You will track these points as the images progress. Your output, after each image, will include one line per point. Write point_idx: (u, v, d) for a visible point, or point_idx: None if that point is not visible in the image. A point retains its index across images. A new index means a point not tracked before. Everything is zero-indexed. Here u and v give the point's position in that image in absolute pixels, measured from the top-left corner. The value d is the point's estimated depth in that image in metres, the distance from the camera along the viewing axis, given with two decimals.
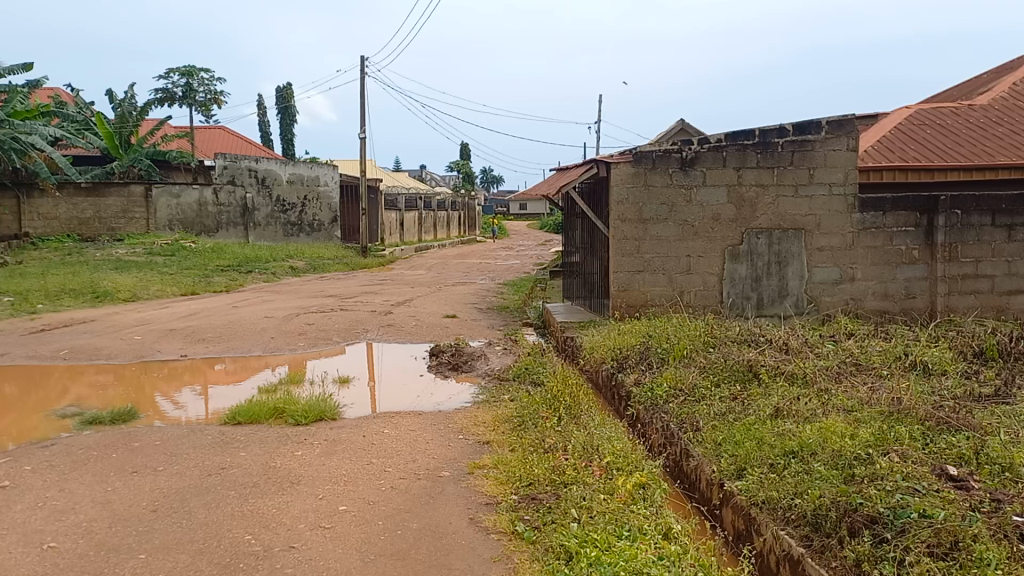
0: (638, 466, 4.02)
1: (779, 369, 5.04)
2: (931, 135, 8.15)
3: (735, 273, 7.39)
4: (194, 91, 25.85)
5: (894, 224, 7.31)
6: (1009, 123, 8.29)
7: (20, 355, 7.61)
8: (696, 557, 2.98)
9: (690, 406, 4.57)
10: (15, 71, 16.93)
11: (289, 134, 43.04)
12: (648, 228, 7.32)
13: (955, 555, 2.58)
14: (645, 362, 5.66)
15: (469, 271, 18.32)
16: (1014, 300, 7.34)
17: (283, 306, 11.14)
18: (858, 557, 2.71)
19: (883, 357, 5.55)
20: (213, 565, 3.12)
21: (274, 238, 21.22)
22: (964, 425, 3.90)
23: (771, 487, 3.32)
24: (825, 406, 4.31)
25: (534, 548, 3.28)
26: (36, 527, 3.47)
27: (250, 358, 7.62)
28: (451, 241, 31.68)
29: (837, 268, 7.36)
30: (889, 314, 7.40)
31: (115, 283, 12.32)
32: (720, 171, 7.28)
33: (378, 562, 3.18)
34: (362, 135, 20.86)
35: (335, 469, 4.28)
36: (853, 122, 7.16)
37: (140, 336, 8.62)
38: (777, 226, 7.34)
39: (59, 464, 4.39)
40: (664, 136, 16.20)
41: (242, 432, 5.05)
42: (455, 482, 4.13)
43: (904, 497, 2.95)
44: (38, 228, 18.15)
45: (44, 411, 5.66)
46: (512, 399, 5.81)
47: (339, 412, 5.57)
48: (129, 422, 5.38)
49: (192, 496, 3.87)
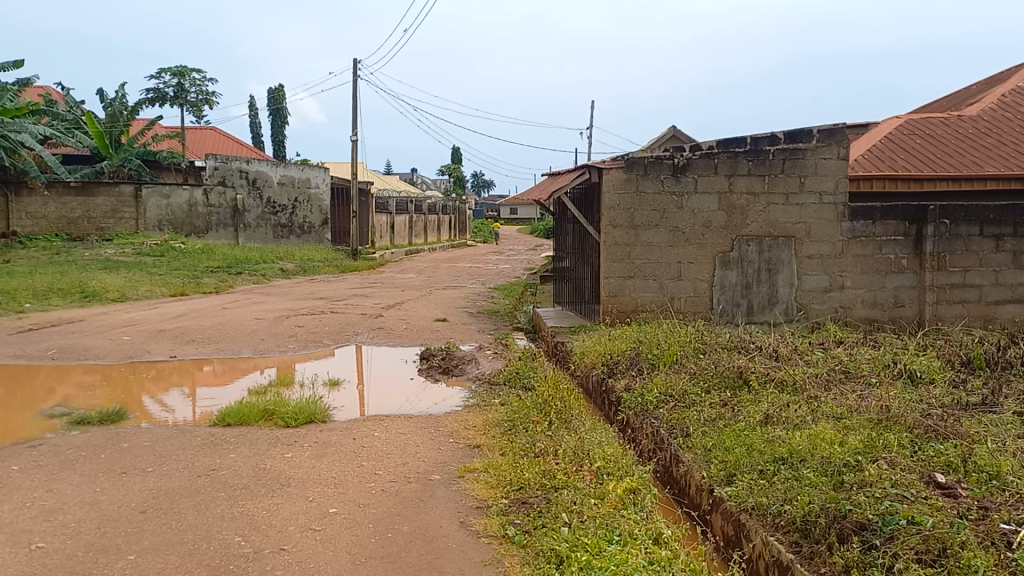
0: (629, 471, 4.04)
1: (768, 376, 5.08)
2: (920, 145, 8.27)
3: (726, 280, 7.44)
4: (185, 91, 25.72)
5: (883, 232, 7.38)
6: (997, 134, 8.39)
7: (6, 354, 7.54)
8: (686, 562, 3.00)
9: (681, 412, 4.58)
10: (7, 69, 16.84)
11: (280, 134, 42.85)
12: (639, 234, 7.34)
13: (943, 562, 2.61)
14: (635, 368, 5.66)
15: (461, 272, 18.82)
16: (1002, 309, 7.39)
17: (275, 308, 11.17)
18: (847, 564, 2.73)
19: (872, 365, 5.60)
20: (203, 566, 3.11)
21: (263, 239, 21.09)
22: (953, 433, 3.94)
23: (761, 493, 3.34)
24: (814, 414, 4.34)
25: (524, 552, 3.28)
26: (24, 527, 3.44)
27: (239, 360, 7.60)
28: (442, 245, 31.86)
29: (826, 276, 7.41)
30: (878, 322, 7.48)
31: (104, 283, 12.24)
32: (712, 178, 7.33)
33: (369, 564, 3.17)
34: (355, 137, 20.86)
35: (326, 470, 4.28)
36: (845, 131, 7.21)
37: (128, 336, 8.57)
38: (767, 234, 7.38)
39: (48, 464, 4.35)
40: (655, 142, 16.31)
41: (231, 433, 5.05)
42: (445, 486, 4.12)
43: (893, 505, 2.99)
44: (26, 227, 17.94)
45: (29, 411, 5.62)
46: (503, 403, 5.82)
47: (329, 415, 5.54)
48: (117, 422, 5.35)
49: (182, 497, 3.85)
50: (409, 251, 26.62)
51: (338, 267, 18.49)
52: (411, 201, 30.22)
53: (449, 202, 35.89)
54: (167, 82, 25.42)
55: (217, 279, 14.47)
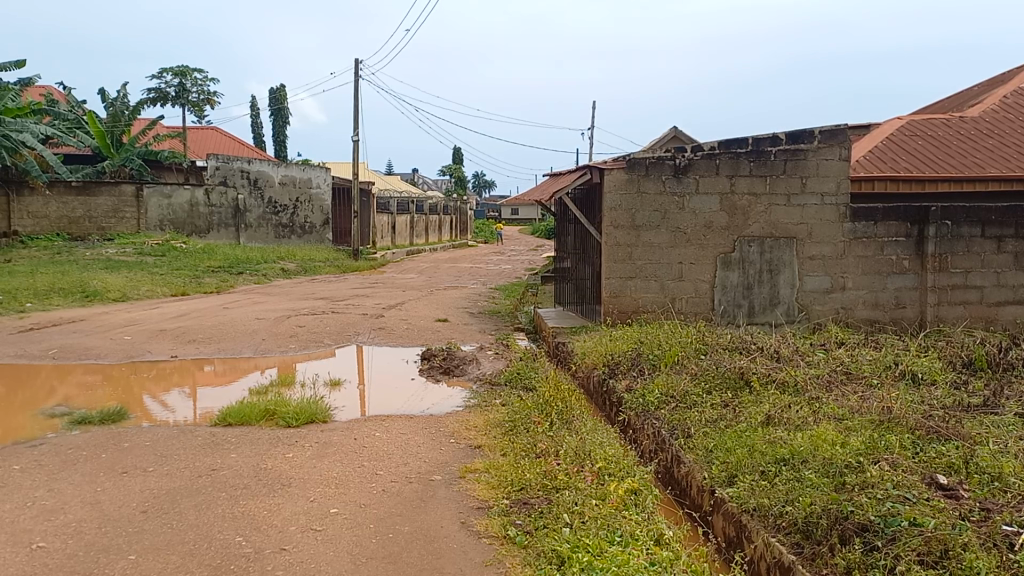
0: (630, 472, 4.03)
1: (770, 377, 5.08)
2: (922, 146, 8.26)
3: (727, 281, 7.43)
4: (187, 91, 25.75)
5: (885, 233, 7.37)
6: (999, 135, 8.38)
7: (7, 354, 7.54)
8: (687, 563, 3.00)
9: (682, 412, 4.57)
10: (9, 69, 16.84)
11: (282, 134, 42.89)
12: (641, 234, 7.34)
13: (945, 564, 2.61)
14: (636, 369, 5.65)
15: (461, 273, 18.79)
16: (1003, 311, 7.39)
17: (276, 307, 11.16)
18: (849, 565, 2.72)
19: (873, 366, 5.59)
20: (203, 566, 3.11)
21: (265, 239, 21.11)
22: (954, 434, 3.93)
23: (762, 493, 3.33)
24: (816, 415, 4.33)
25: (526, 552, 3.27)
26: (24, 527, 3.44)
27: (240, 360, 7.59)
28: (443, 245, 31.90)
29: (827, 277, 7.41)
30: (880, 323, 7.46)
31: (105, 283, 12.23)
32: (713, 179, 7.33)
33: (370, 565, 3.17)
34: (356, 137, 20.86)
35: (326, 471, 4.27)
36: (847, 131, 7.19)
37: (129, 336, 8.56)
38: (768, 235, 7.37)
39: (48, 464, 4.35)
40: (656, 142, 16.32)
41: (232, 433, 5.04)
42: (446, 487, 4.11)
43: (895, 506, 2.98)
44: (26, 227, 17.92)
45: (29, 411, 5.61)
46: (504, 403, 5.82)
47: (330, 415, 5.54)
48: (117, 422, 5.35)
49: (182, 497, 3.84)
50: (410, 251, 26.63)
51: (340, 268, 18.48)
52: (412, 202, 30.28)
53: (449, 202, 35.87)
54: (167, 82, 25.42)
55: (218, 279, 14.45)
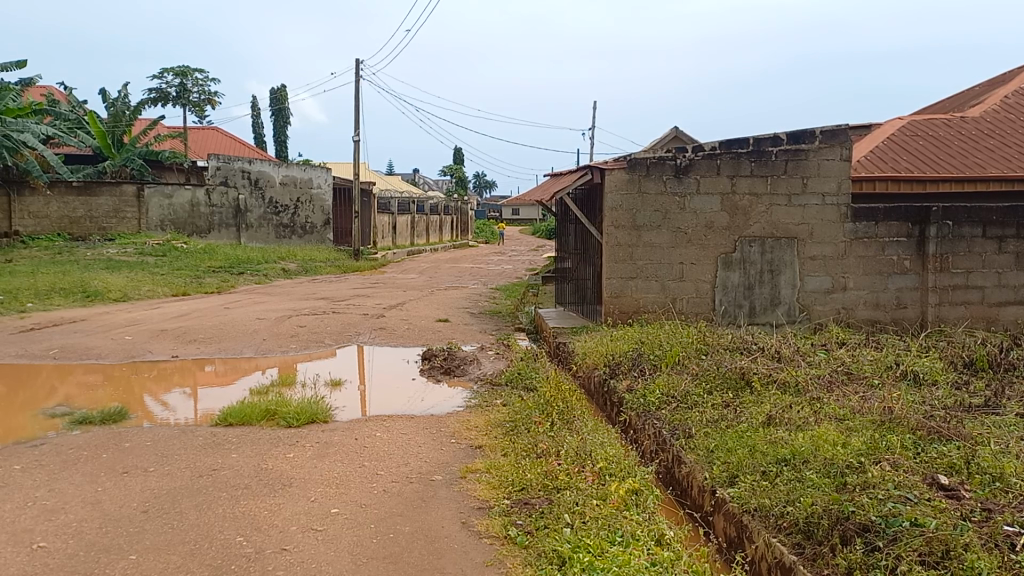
0: (631, 472, 4.03)
1: (771, 378, 5.07)
2: (923, 146, 8.25)
3: (728, 281, 7.43)
4: (188, 91, 25.73)
5: (886, 233, 7.36)
6: (1001, 135, 8.37)
7: (8, 354, 7.54)
8: (689, 564, 2.99)
9: (683, 413, 4.57)
10: (9, 69, 16.84)
11: (283, 134, 42.90)
12: (642, 235, 7.33)
13: (946, 564, 2.60)
14: (637, 369, 5.65)
15: (462, 273, 18.77)
16: (1004, 311, 7.39)
17: (277, 308, 11.16)
18: (850, 565, 2.71)
19: (874, 366, 5.59)
20: (204, 566, 3.11)
21: (265, 239, 21.12)
22: (955, 435, 3.93)
23: (763, 494, 3.33)
24: (817, 415, 4.33)
25: (527, 552, 3.27)
26: (24, 527, 3.44)
27: (241, 360, 7.59)
28: (443, 245, 31.90)
29: (828, 277, 7.40)
30: (881, 324, 7.46)
31: (106, 283, 12.24)
32: (714, 179, 7.32)
33: (370, 565, 3.17)
34: (357, 137, 20.86)
35: (327, 471, 4.27)
36: (848, 131, 7.19)
37: (130, 336, 8.56)
38: (770, 235, 7.37)
39: (49, 463, 4.35)
40: (657, 142, 16.31)
41: (233, 433, 5.04)
42: (447, 487, 4.11)
43: (896, 506, 2.98)
44: (28, 227, 17.92)
45: (30, 411, 5.61)
46: (505, 403, 5.82)
47: (331, 415, 5.54)
48: (118, 422, 5.35)
49: (183, 497, 3.84)
50: (411, 251, 26.63)
51: (341, 268, 18.48)
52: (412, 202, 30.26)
53: (450, 202, 35.84)
54: (168, 82, 25.43)
55: (218, 279, 14.45)
